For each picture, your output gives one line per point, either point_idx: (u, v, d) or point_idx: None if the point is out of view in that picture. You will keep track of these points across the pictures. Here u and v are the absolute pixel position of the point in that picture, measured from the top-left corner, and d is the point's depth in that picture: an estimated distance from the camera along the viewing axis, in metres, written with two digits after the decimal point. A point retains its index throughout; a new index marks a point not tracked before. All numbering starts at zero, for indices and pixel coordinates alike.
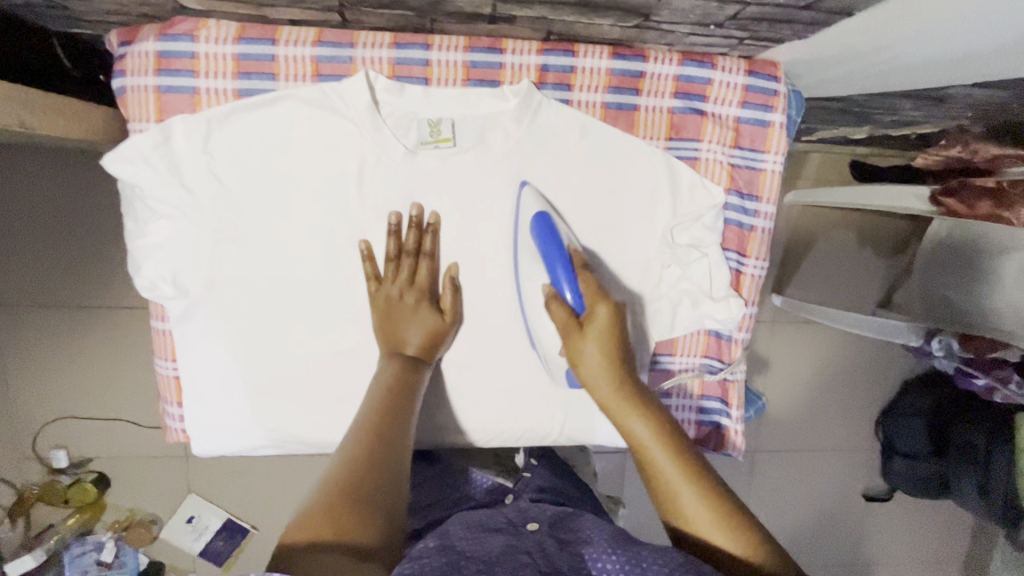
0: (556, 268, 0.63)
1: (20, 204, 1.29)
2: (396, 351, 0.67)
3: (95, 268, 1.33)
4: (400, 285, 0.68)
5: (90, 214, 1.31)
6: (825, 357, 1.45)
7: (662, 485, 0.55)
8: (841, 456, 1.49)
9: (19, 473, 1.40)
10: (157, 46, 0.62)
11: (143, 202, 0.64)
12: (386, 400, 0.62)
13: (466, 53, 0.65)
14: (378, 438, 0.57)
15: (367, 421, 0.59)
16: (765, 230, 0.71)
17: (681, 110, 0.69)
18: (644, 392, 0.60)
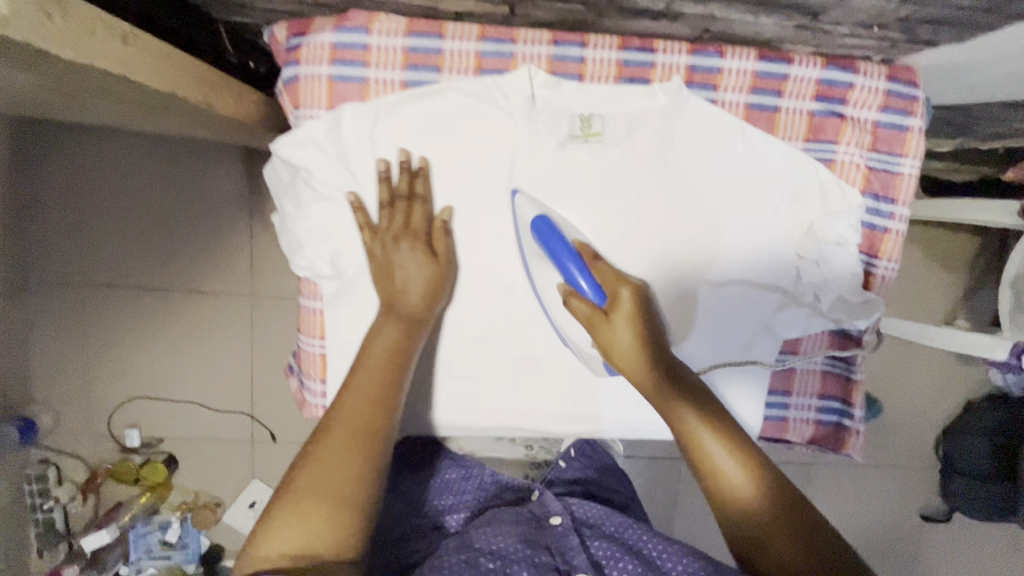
0: (566, 262, 0.65)
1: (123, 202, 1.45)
2: (400, 307, 0.66)
3: None
4: (395, 230, 0.67)
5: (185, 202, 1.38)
6: (892, 370, 1.44)
7: (715, 465, 0.58)
8: (900, 474, 1.48)
9: (96, 450, 1.58)
10: (333, 37, 0.65)
11: (310, 185, 0.68)
12: (377, 389, 0.61)
13: (619, 51, 0.67)
14: (365, 427, 0.59)
15: (356, 409, 0.60)
16: (899, 232, 0.72)
17: (821, 113, 0.71)
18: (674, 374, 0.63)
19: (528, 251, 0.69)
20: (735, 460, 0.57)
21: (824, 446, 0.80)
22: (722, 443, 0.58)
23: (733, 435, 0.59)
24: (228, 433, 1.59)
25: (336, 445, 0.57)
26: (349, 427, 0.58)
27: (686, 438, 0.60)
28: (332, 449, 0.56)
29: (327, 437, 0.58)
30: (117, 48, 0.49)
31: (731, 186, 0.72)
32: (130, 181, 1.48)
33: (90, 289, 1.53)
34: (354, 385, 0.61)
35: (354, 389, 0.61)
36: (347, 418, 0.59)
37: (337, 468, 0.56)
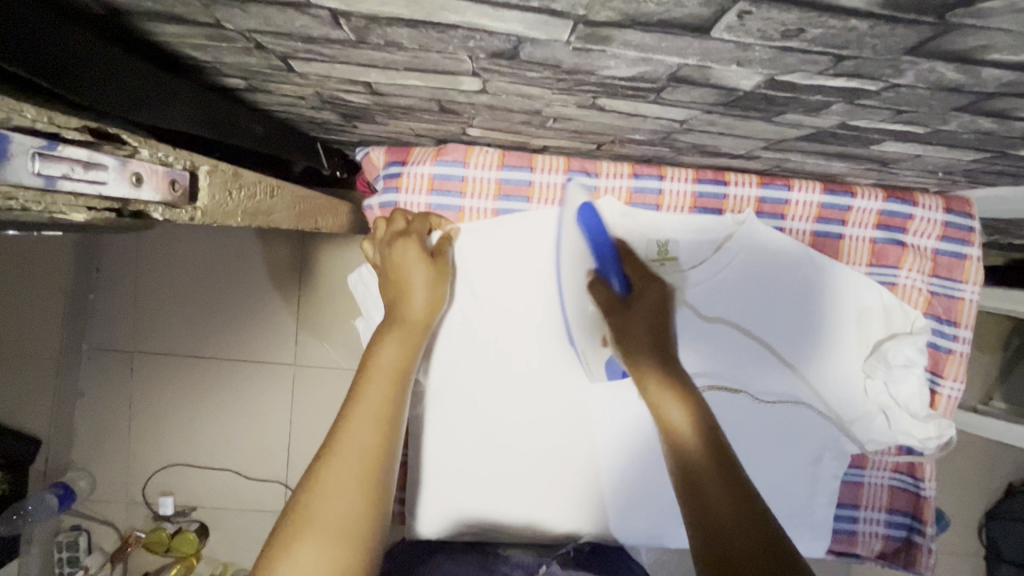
0: (608, 259, 0.67)
1: (190, 269, 1.54)
2: (402, 313, 0.64)
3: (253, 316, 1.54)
4: (389, 234, 0.67)
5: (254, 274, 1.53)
6: None
7: (661, 405, 0.61)
8: None
9: (128, 516, 1.57)
10: (433, 168, 0.71)
11: None
12: (390, 408, 0.57)
13: (694, 183, 0.72)
14: (385, 448, 0.54)
15: (364, 424, 0.55)
16: (963, 353, 0.75)
17: (883, 240, 0.75)
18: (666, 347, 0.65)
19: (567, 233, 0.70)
20: (690, 415, 0.59)
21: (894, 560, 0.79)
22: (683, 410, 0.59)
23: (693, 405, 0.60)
24: (266, 501, 1.59)
25: (349, 460, 0.52)
26: (361, 451, 0.53)
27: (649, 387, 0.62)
28: (348, 471, 0.51)
29: (338, 448, 0.53)
30: (268, 202, 0.54)
31: (799, 306, 0.75)
32: (187, 251, 1.54)
33: (141, 354, 1.56)
34: (368, 398, 0.57)
35: (369, 402, 0.56)
36: (355, 442, 0.53)
37: (346, 484, 0.51)
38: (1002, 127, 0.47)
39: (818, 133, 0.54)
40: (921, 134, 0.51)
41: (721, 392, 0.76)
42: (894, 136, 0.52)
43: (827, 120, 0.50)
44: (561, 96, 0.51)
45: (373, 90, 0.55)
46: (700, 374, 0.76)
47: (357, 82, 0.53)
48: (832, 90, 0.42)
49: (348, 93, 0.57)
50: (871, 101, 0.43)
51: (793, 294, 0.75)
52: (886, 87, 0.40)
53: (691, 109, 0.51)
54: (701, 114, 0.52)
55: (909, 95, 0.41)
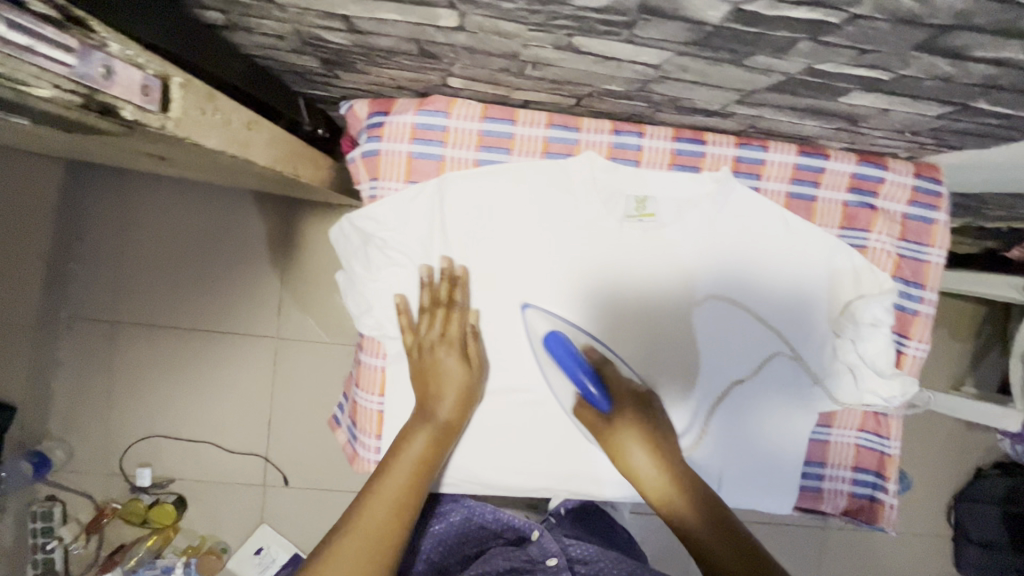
0: (580, 376, 0.69)
1: (174, 239, 1.52)
2: (429, 410, 0.70)
3: (238, 288, 1.54)
4: (432, 336, 0.71)
5: (241, 243, 1.53)
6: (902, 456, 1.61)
7: (639, 472, 0.69)
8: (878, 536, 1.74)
9: (105, 489, 1.55)
10: (415, 118, 0.70)
11: (381, 251, 0.72)
12: (403, 503, 0.65)
13: (673, 142, 0.73)
14: (388, 536, 0.63)
15: (378, 509, 0.64)
16: (928, 315, 0.77)
17: (855, 203, 0.76)
18: (645, 426, 0.71)
19: (543, 362, 0.72)
20: (654, 464, 0.69)
21: (858, 517, 0.81)
22: (646, 455, 0.69)
23: (659, 449, 0.70)
24: (244, 475, 1.59)
25: (358, 539, 0.61)
26: (371, 531, 0.62)
27: (631, 469, 0.70)
28: (356, 550, 0.60)
29: (352, 526, 0.62)
30: (244, 133, 0.54)
31: (773, 267, 0.76)
32: (170, 222, 1.52)
33: (122, 325, 1.54)
34: (386, 486, 0.65)
35: (387, 490, 0.65)
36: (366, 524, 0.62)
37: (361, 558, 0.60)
38: (959, 71, 0.49)
39: (787, 80, 0.56)
40: (885, 81, 0.53)
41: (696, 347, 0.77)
42: (860, 83, 0.54)
43: (794, 63, 0.51)
44: (537, 34, 0.52)
45: (351, 26, 0.55)
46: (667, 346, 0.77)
47: (335, 15, 0.53)
48: (796, 24, 0.43)
49: (328, 31, 0.57)
50: (834, 37, 0.45)
51: (765, 254, 0.76)
52: (848, 19, 0.42)
53: (664, 49, 0.52)
54: (674, 56, 0.53)
55: (869, 29, 0.43)
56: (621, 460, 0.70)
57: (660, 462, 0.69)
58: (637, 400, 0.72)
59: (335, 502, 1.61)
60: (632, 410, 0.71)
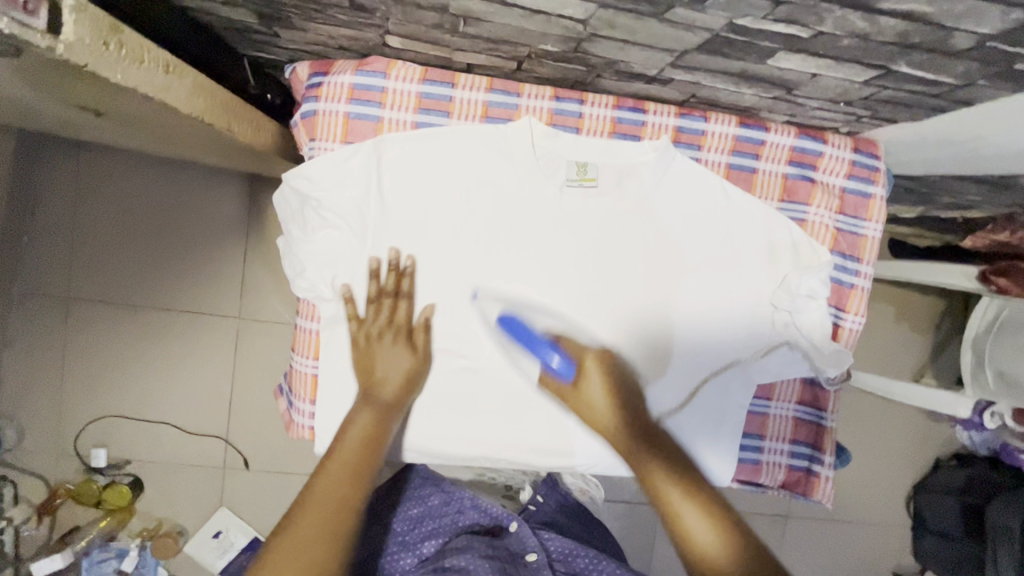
0: (543, 349, 0.71)
1: (135, 215, 1.50)
2: (376, 390, 0.70)
3: (200, 267, 1.52)
4: (380, 325, 0.71)
5: (204, 221, 1.51)
6: None
7: (690, 533, 0.63)
8: (830, 523, 1.82)
9: (59, 470, 1.52)
10: (353, 78, 0.70)
11: (316, 211, 0.70)
12: (354, 477, 0.66)
13: (614, 110, 0.74)
14: (341, 512, 0.64)
15: (332, 487, 0.65)
16: (864, 288, 0.78)
17: (795, 176, 0.77)
18: (683, 465, 0.67)
19: (505, 348, 0.74)
20: (712, 528, 0.62)
21: (796, 490, 0.82)
22: (699, 511, 0.63)
23: (708, 503, 0.64)
24: (204, 457, 1.57)
25: (313, 518, 0.63)
26: (326, 511, 0.64)
27: (678, 531, 0.63)
28: (311, 534, 0.62)
29: (305, 509, 0.63)
30: (162, 77, 0.54)
31: (715, 238, 0.77)
32: (131, 198, 1.49)
33: (79, 303, 1.51)
34: (334, 463, 0.67)
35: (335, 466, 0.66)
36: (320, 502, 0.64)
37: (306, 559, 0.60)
38: (873, 27, 0.49)
39: (713, 39, 0.56)
40: (805, 40, 0.53)
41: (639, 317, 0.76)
42: (782, 43, 0.54)
43: (714, 18, 0.51)
44: None
45: None
46: (610, 314, 0.76)
47: None
48: None
49: None
50: None
51: (705, 225, 0.76)
52: None
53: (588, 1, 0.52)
54: (599, 10, 0.53)
55: None
56: (669, 518, 0.64)
57: (611, 396, 0.71)
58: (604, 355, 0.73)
59: (297, 486, 1.60)
60: (598, 369, 0.72)
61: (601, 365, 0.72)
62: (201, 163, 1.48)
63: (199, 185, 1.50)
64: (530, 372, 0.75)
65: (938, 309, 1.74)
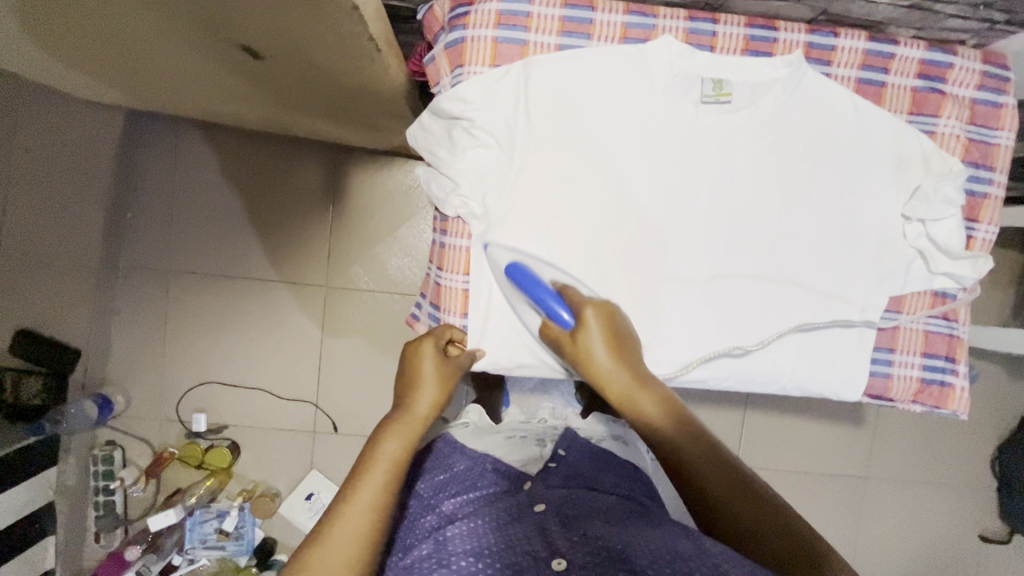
0: (548, 300, 0.72)
1: (228, 189, 1.59)
2: (410, 409, 0.72)
3: (288, 238, 1.59)
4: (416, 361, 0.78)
5: (294, 193, 1.59)
6: (875, 443, 1.78)
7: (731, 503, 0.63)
8: (908, 486, 1.79)
9: (162, 433, 1.60)
10: (500, 6, 0.74)
11: (469, 133, 0.75)
12: (385, 495, 0.63)
13: (747, 28, 0.76)
14: (369, 539, 0.59)
15: (360, 511, 0.60)
16: (997, 197, 0.79)
17: (924, 89, 0.79)
18: (652, 384, 0.72)
19: (510, 294, 0.77)
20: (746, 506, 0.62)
21: (930, 402, 0.83)
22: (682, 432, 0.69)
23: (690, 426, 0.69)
24: (294, 421, 1.64)
25: (340, 542, 0.58)
26: (353, 538, 0.58)
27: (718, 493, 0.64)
28: (337, 562, 0.56)
29: (331, 535, 0.58)
30: None
31: (842, 152, 0.79)
32: (225, 173, 1.58)
33: (178, 273, 1.60)
34: (364, 487, 0.63)
35: (366, 490, 0.63)
36: (348, 527, 0.59)
37: (339, 556, 0.57)
38: None
39: None
40: None
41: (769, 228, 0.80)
42: None
43: None
44: None
45: None
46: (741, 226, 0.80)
47: None
48: None
49: None
50: None
51: (834, 139, 0.79)
52: None
53: None
54: None
55: None
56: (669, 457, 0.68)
57: (608, 349, 0.73)
58: (602, 309, 0.74)
59: None
60: (598, 320, 0.73)
61: (600, 315, 0.73)
62: (290, 137, 1.56)
63: (288, 158, 1.58)
64: (530, 320, 0.78)
65: (1018, 263, 1.71)
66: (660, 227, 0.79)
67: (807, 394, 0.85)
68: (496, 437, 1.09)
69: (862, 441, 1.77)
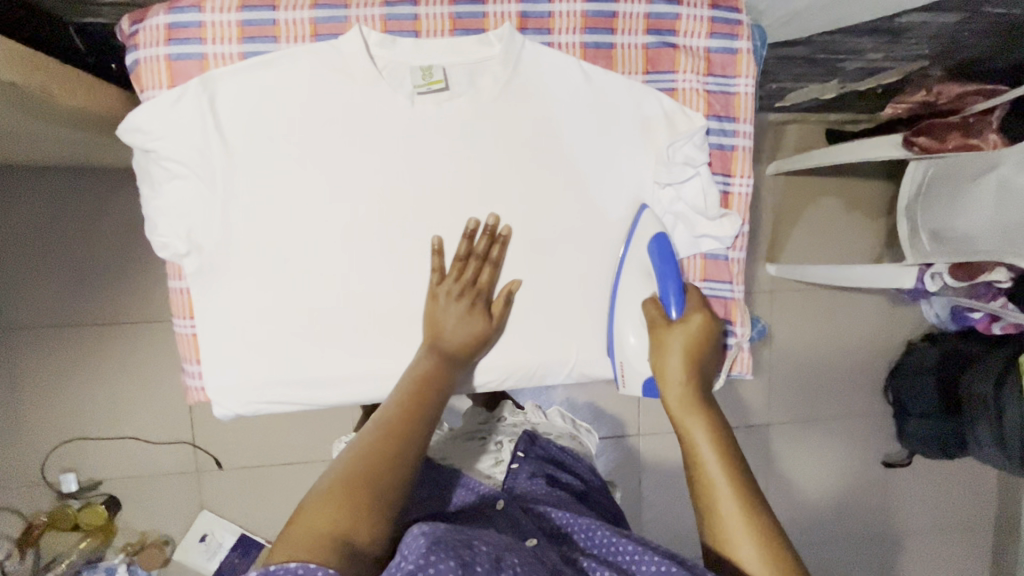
0: (669, 283, 0.74)
1: (53, 233, 1.47)
2: (445, 345, 0.72)
3: (131, 275, 1.50)
4: (464, 282, 0.73)
5: (128, 228, 1.49)
6: (774, 390, 1.79)
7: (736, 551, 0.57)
8: (813, 426, 1.82)
9: (31, 500, 1.51)
10: (167, 19, 0.67)
11: (160, 164, 0.68)
12: (417, 407, 0.64)
13: (451, 5, 0.70)
14: (405, 437, 0.59)
15: (396, 418, 0.62)
16: (745, 148, 0.76)
17: (655, 45, 0.74)
18: (717, 419, 0.66)
19: (629, 266, 0.76)
20: (757, 548, 0.57)
21: (714, 367, 0.81)
22: (710, 440, 0.64)
23: (722, 438, 0.65)
24: (175, 464, 1.56)
25: (377, 441, 0.58)
26: (390, 435, 0.59)
27: (706, 507, 0.61)
28: (377, 449, 0.57)
29: (380, 426, 0.60)
30: None
31: (582, 124, 0.74)
32: (46, 216, 1.47)
33: (15, 332, 1.49)
34: (391, 403, 0.64)
35: (395, 402, 0.64)
36: (392, 426, 0.60)
37: (376, 452, 0.57)
38: None
39: None
40: None
41: (519, 214, 0.75)
42: None
43: None
44: None
45: None
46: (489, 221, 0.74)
47: None
48: None
49: None
50: None
51: (572, 111, 0.74)
52: None
53: None
54: None
55: None
56: (685, 444, 0.65)
57: (690, 360, 0.70)
58: (710, 325, 0.73)
59: (273, 479, 1.59)
60: (698, 324, 0.72)
61: (706, 324, 0.72)
62: (110, 169, 1.46)
63: (113, 191, 1.47)
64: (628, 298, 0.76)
65: (884, 193, 1.72)
66: (399, 234, 0.73)
67: (592, 379, 0.82)
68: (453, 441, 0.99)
69: (761, 390, 1.79)
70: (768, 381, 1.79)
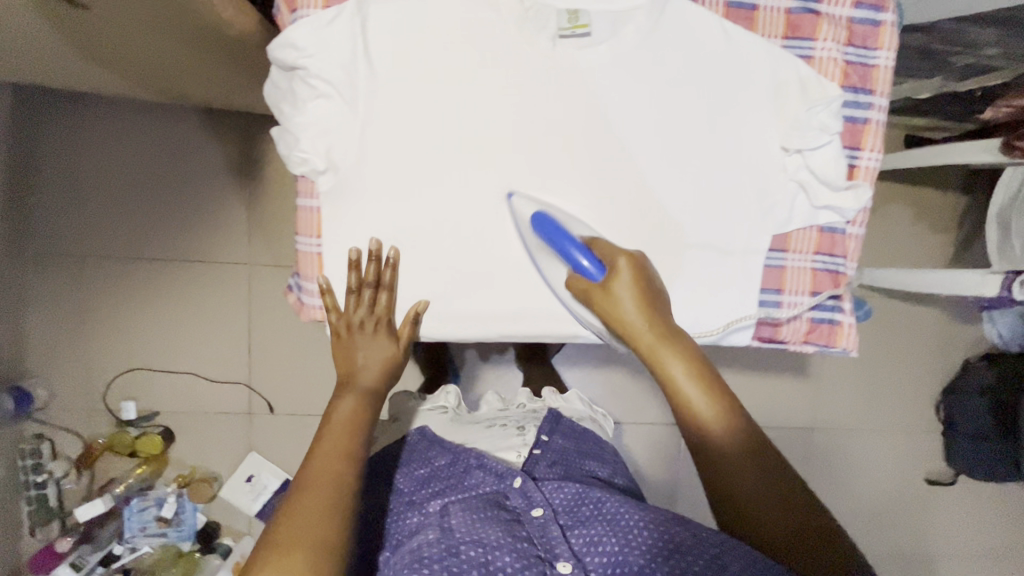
0: (573, 250, 0.71)
1: (136, 167, 1.52)
2: (355, 376, 0.78)
3: (205, 215, 1.54)
4: (362, 315, 0.76)
5: (206, 168, 1.52)
6: (823, 394, 1.77)
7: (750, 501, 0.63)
8: (859, 436, 1.79)
9: (90, 424, 1.55)
10: None
11: (307, 82, 0.69)
12: (342, 444, 0.70)
13: None
14: (338, 478, 0.65)
15: (328, 461, 0.67)
16: (878, 122, 0.76)
17: (798, 10, 0.74)
18: (686, 346, 0.70)
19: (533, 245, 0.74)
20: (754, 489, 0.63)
21: (819, 340, 0.81)
22: (684, 367, 0.68)
23: (694, 363, 0.69)
24: (227, 403, 1.59)
25: (315, 494, 0.63)
26: (327, 482, 0.65)
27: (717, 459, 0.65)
28: (313, 502, 0.62)
29: (308, 479, 0.65)
30: None
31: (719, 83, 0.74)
32: (131, 151, 1.51)
33: (91, 259, 1.53)
34: (324, 444, 0.69)
35: (325, 444, 0.69)
36: (323, 471, 0.66)
37: (318, 500, 0.62)
38: None
39: None
40: None
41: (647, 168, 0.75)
42: None
43: None
44: None
45: None
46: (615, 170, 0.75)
47: None
48: None
49: None
50: None
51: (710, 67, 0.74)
52: None
53: None
54: None
55: None
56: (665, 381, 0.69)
57: (643, 306, 0.69)
58: (637, 261, 0.71)
59: None
60: (628, 271, 0.70)
61: (634, 268, 0.70)
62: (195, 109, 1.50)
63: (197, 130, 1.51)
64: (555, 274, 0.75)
65: (956, 205, 1.69)
66: (527, 174, 0.74)
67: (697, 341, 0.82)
68: (477, 426, 0.93)
69: (811, 393, 1.76)
70: (818, 385, 1.76)
